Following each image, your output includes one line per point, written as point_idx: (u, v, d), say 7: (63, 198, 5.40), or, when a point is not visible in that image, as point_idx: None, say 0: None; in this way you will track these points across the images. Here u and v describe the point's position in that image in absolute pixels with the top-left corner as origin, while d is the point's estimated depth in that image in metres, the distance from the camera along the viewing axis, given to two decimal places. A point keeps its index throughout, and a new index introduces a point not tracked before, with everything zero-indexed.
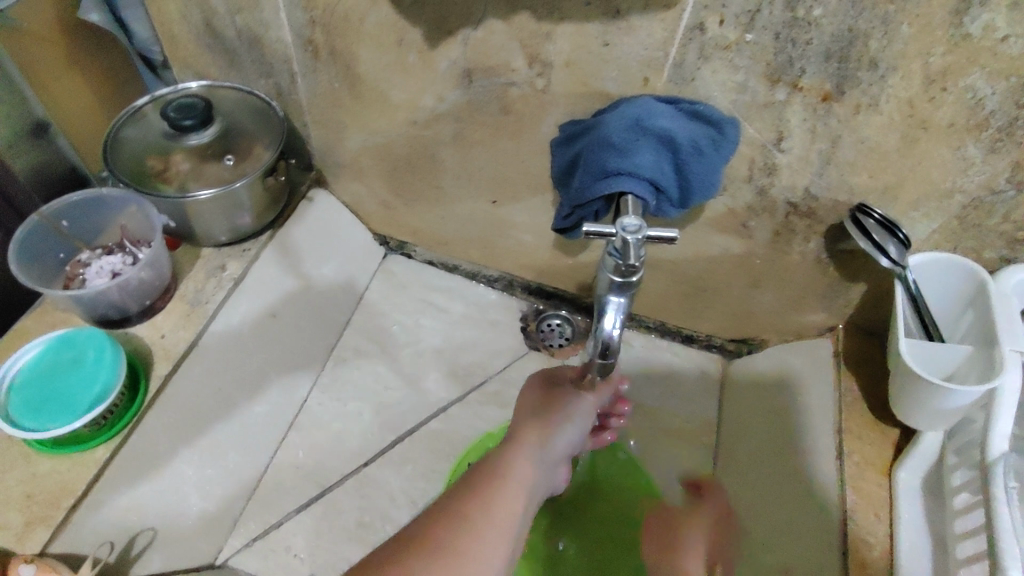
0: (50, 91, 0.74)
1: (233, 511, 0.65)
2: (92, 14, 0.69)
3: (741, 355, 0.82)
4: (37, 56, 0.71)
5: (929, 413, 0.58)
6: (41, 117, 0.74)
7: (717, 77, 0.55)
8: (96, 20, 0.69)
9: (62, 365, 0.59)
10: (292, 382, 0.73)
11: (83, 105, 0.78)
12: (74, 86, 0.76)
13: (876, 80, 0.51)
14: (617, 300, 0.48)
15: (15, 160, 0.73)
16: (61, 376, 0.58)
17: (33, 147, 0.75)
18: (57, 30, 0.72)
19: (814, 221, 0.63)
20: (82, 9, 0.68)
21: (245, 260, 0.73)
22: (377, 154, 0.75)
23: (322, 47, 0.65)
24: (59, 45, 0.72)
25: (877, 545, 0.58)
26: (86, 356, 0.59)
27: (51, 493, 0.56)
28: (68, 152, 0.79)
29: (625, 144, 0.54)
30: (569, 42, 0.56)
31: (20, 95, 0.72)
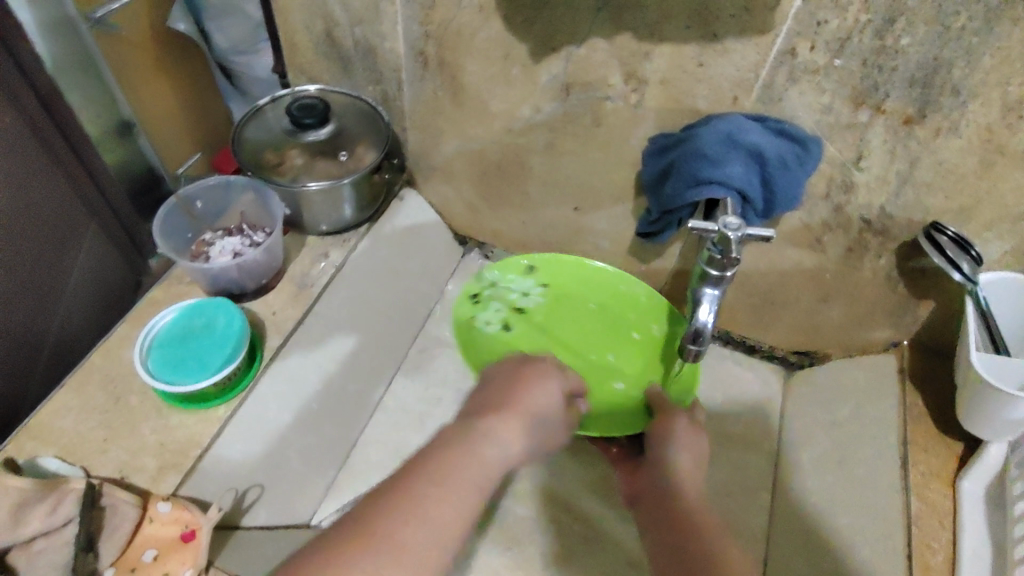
0: (139, 91, 0.86)
1: (326, 479, 0.71)
2: (180, 23, 0.81)
3: (803, 367, 0.84)
4: (128, 59, 0.84)
5: (996, 423, 0.61)
6: (127, 115, 0.85)
7: (804, 99, 0.59)
8: (183, 28, 0.82)
9: (195, 329, 0.66)
10: (380, 364, 0.79)
11: (167, 104, 0.91)
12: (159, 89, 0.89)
13: (957, 106, 0.55)
14: (712, 292, 0.53)
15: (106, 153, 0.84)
16: (195, 339, 0.65)
17: (119, 144, 0.86)
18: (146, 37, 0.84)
19: (887, 239, 0.66)
20: (174, 19, 0.81)
21: (346, 250, 0.80)
22: (469, 159, 0.81)
23: (432, 58, 0.72)
24: (149, 50, 0.85)
25: (941, 551, 0.61)
26: (217, 323, 0.66)
27: (181, 444, 0.63)
28: (148, 151, 0.89)
29: (716, 156, 0.58)
30: (665, 62, 0.62)
31: (111, 97, 0.83)
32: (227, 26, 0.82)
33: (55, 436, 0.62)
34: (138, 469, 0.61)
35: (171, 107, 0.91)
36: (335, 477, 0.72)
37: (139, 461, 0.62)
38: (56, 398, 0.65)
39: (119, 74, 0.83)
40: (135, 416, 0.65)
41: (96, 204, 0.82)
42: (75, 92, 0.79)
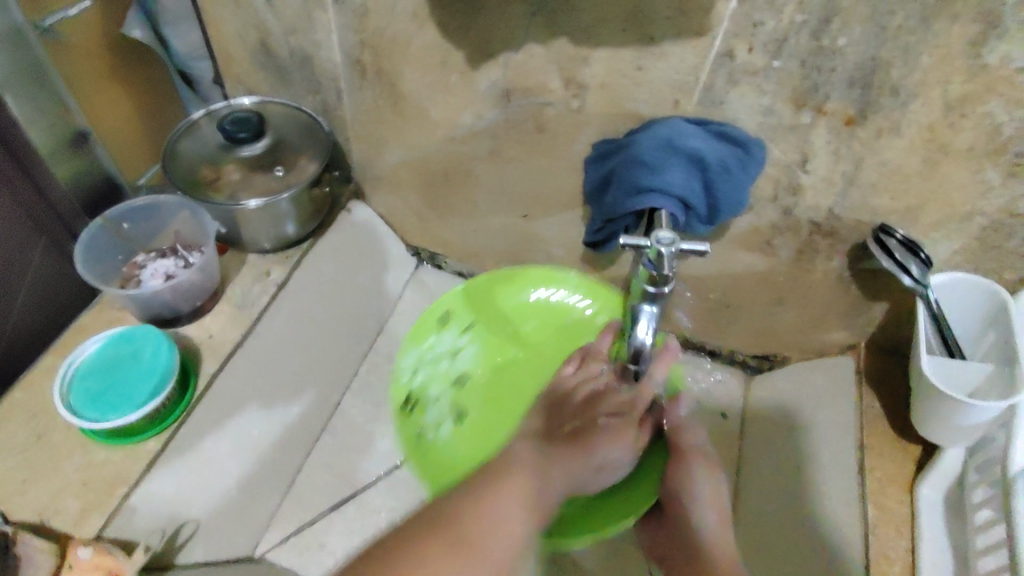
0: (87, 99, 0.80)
1: (268, 506, 0.68)
2: (135, 29, 0.79)
3: (762, 371, 0.83)
4: (79, 67, 0.78)
5: (950, 429, 0.60)
6: (82, 127, 0.80)
7: (745, 101, 0.57)
8: (138, 35, 0.79)
9: (123, 358, 0.63)
10: (327, 384, 0.75)
11: (117, 113, 0.85)
12: (116, 98, 0.84)
13: (898, 106, 0.53)
14: (651, 309, 0.52)
15: (56, 167, 0.78)
16: (121, 368, 0.62)
17: (73, 157, 0.80)
18: (98, 43, 0.79)
19: (836, 241, 0.65)
20: (128, 25, 0.79)
21: (289, 266, 0.78)
22: (414, 169, 0.79)
23: (369, 67, 0.70)
24: (101, 58, 0.80)
25: (898, 560, 0.60)
26: (144, 352, 0.63)
27: (106, 480, 0.61)
28: (104, 160, 0.84)
29: (656, 162, 0.57)
30: (604, 66, 0.60)
31: (62, 105, 0.77)
32: (183, 34, 0.79)
33: None
34: (59, 510, 0.59)
35: (128, 115, 0.86)
36: (280, 504, 0.69)
37: (61, 502, 0.60)
38: None
39: (71, 85, 0.78)
40: (61, 452, 0.62)
41: (42, 217, 0.78)
42: (24, 101, 0.73)
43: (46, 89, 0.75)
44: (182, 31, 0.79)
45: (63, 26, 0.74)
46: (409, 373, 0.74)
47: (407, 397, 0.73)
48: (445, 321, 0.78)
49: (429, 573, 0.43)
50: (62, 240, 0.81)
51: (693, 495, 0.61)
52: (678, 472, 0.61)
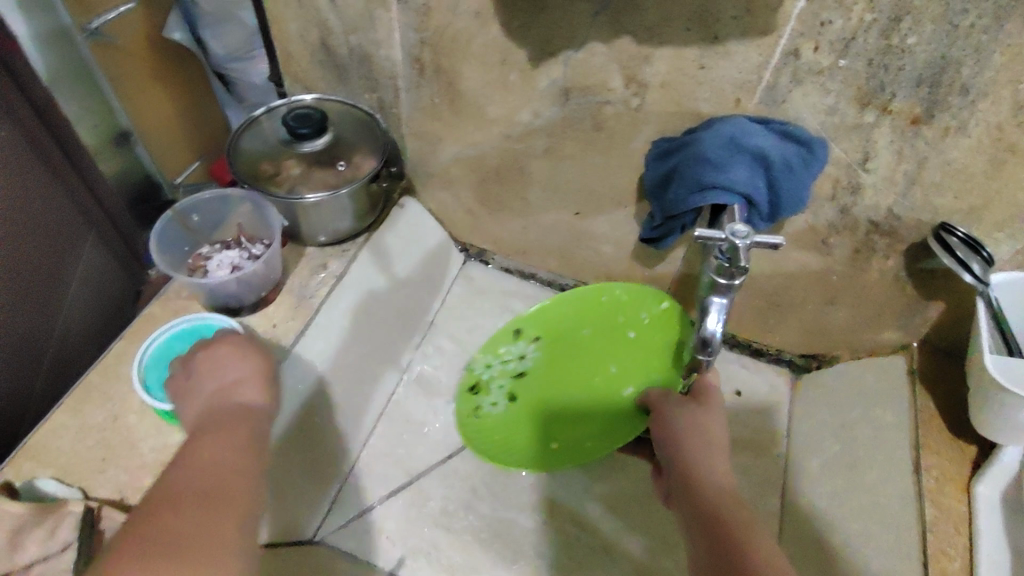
0: (133, 99, 0.86)
1: (330, 492, 0.71)
2: (175, 31, 0.84)
3: (810, 369, 0.83)
4: (129, 68, 0.84)
5: (1011, 427, 0.59)
6: (125, 126, 0.86)
7: (808, 100, 0.58)
8: (179, 37, 0.84)
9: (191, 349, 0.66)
10: (381, 375, 0.79)
11: (161, 111, 0.90)
12: (157, 97, 0.89)
13: (966, 105, 0.53)
14: (721, 301, 0.52)
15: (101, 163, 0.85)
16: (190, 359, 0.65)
17: (115, 154, 0.87)
18: (143, 45, 0.84)
19: (895, 240, 0.65)
20: (170, 27, 0.84)
21: (345, 259, 0.79)
22: (467, 165, 0.80)
23: (428, 66, 0.71)
24: (144, 58, 0.85)
25: (958, 557, 0.60)
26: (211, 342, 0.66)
27: None
28: (145, 158, 0.91)
29: (719, 160, 0.57)
30: (666, 65, 0.61)
31: (108, 106, 0.83)
32: (224, 35, 0.84)
33: (54, 456, 0.62)
34: (135, 488, 0.61)
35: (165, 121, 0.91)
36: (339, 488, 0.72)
37: (136, 480, 0.62)
38: (55, 417, 0.65)
39: (119, 85, 0.83)
40: (135, 434, 0.64)
41: (93, 212, 0.82)
42: (71, 100, 0.79)
43: (92, 91, 0.81)
44: (217, 32, 0.84)
45: (113, 27, 0.79)
46: (479, 366, 0.77)
47: (475, 382, 0.77)
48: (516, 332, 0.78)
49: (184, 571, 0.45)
50: (109, 234, 0.85)
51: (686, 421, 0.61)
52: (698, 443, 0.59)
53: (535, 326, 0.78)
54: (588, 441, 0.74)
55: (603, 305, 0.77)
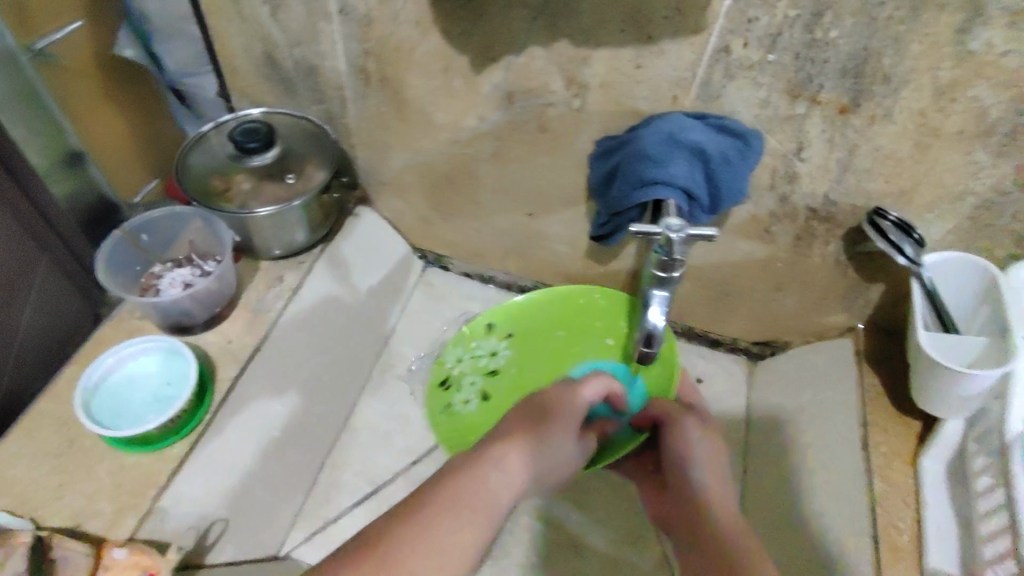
0: (83, 121, 0.87)
1: (293, 506, 0.71)
2: (126, 49, 0.81)
3: (764, 357, 0.87)
4: (76, 88, 0.85)
5: (950, 401, 0.62)
6: (75, 145, 0.83)
7: (742, 94, 0.60)
8: (129, 54, 0.81)
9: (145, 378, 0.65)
10: (343, 386, 0.79)
11: (112, 131, 0.91)
12: (107, 117, 0.90)
13: (889, 94, 0.56)
14: (662, 293, 0.54)
15: (54, 186, 0.81)
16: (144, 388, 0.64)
17: (68, 175, 0.83)
18: (92, 66, 0.85)
19: (833, 226, 0.68)
20: (120, 45, 0.81)
21: (301, 271, 0.79)
22: (419, 172, 0.81)
23: (373, 75, 0.72)
24: (93, 79, 0.86)
25: (907, 529, 0.62)
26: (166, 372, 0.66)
27: (137, 483, 0.62)
28: (99, 179, 0.87)
29: (659, 156, 0.59)
30: (604, 66, 0.62)
31: (57, 126, 0.81)
32: (173, 51, 0.79)
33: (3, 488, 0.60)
34: (93, 514, 0.60)
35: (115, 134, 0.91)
36: (302, 502, 0.73)
37: (93, 506, 0.60)
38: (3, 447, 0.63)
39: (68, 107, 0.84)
40: (88, 459, 0.63)
41: (43, 236, 0.80)
42: (17, 123, 0.76)
43: (37, 108, 0.78)
44: (171, 46, 0.79)
45: (59, 48, 0.80)
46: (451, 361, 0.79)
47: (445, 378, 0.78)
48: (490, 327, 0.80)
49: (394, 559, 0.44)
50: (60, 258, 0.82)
51: (689, 448, 0.60)
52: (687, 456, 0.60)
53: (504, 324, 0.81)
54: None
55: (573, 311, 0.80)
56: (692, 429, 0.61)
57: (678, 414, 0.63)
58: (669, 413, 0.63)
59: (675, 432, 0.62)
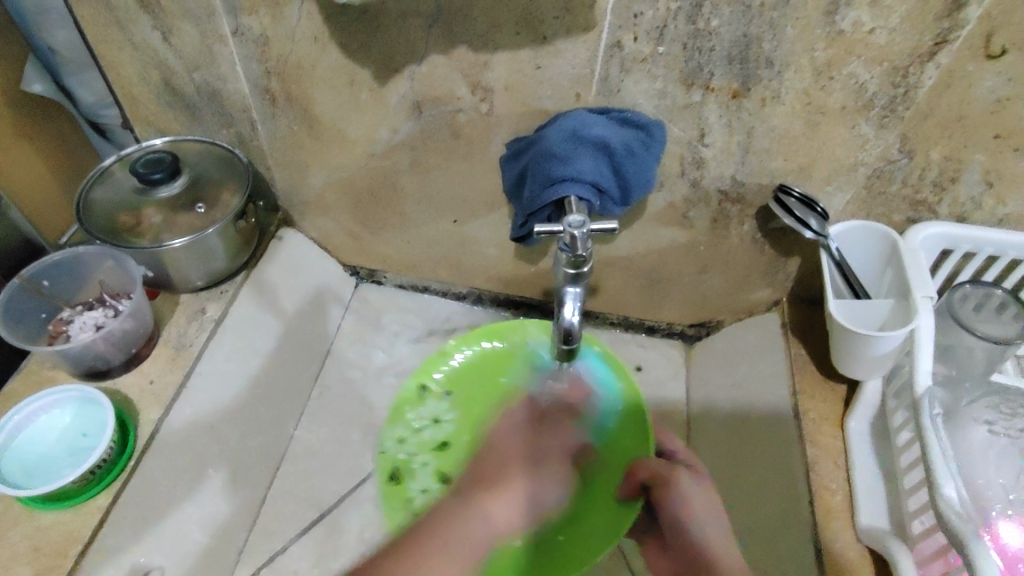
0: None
1: (237, 543, 0.69)
2: (35, 83, 0.76)
3: (700, 338, 0.89)
4: None
5: (865, 363, 0.64)
6: None
7: (640, 87, 0.61)
8: (40, 88, 0.76)
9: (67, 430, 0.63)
10: (281, 414, 0.77)
11: (34, 172, 0.81)
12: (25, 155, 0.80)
13: (775, 76, 0.58)
14: (574, 290, 0.54)
15: None
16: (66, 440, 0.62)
17: None
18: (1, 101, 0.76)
19: (744, 206, 0.70)
20: (28, 79, 0.76)
21: (224, 301, 0.76)
22: (339, 189, 0.80)
23: (278, 95, 0.70)
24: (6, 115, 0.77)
25: (839, 491, 0.65)
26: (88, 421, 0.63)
27: (58, 543, 0.59)
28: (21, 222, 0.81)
29: (565, 153, 0.59)
30: (505, 69, 0.63)
31: None
32: (87, 84, 0.78)
33: None
34: None
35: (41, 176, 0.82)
36: (246, 539, 0.70)
37: (13, 571, 0.57)
38: None
39: None
40: (5, 524, 0.60)
41: None
42: None
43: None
44: (87, 78, 0.77)
45: None
46: (394, 447, 0.70)
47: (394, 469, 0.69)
48: (424, 391, 0.74)
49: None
50: None
51: (687, 505, 0.57)
52: (670, 488, 0.59)
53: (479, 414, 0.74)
54: (561, 530, 0.65)
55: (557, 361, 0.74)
56: (689, 483, 0.58)
57: (669, 469, 0.59)
58: (662, 471, 0.60)
59: (670, 491, 0.58)
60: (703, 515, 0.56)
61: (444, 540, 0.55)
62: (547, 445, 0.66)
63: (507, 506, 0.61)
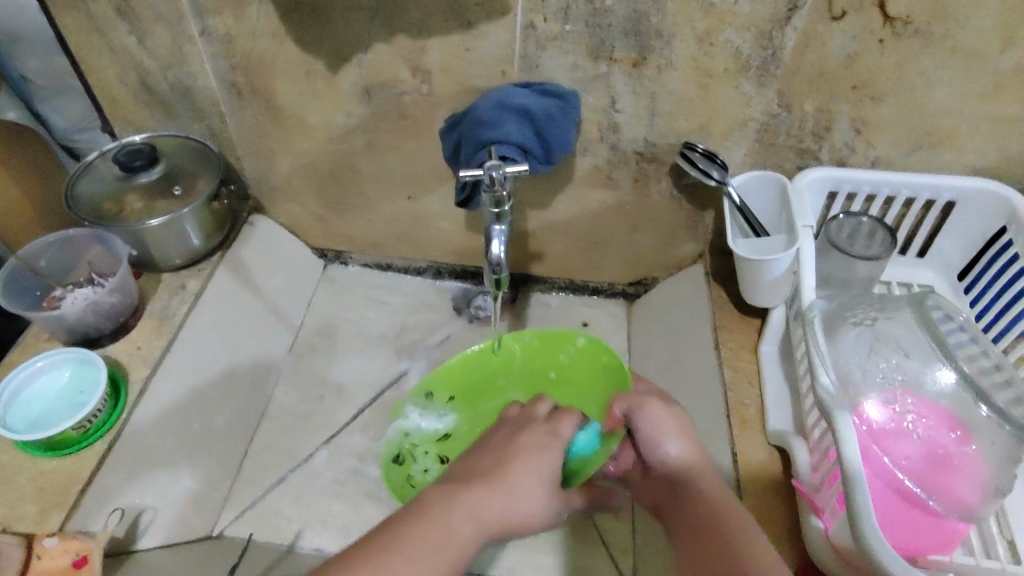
0: None
1: (223, 491, 0.77)
2: (9, 111, 0.82)
3: (639, 295, 0.99)
4: None
5: (763, 288, 0.75)
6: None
7: (555, 61, 0.71)
8: (14, 116, 0.82)
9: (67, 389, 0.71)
10: (259, 378, 0.86)
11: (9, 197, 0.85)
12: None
13: (666, 45, 0.68)
14: (499, 227, 0.67)
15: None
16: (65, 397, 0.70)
17: None
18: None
19: (659, 164, 0.80)
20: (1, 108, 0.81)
21: (203, 277, 0.84)
22: (303, 173, 0.89)
23: (244, 88, 0.79)
24: None
25: (753, 405, 0.74)
26: (83, 380, 0.71)
27: (60, 483, 0.66)
28: None
29: (492, 119, 0.68)
30: (439, 52, 0.72)
31: None
32: (63, 108, 0.87)
33: None
34: (18, 517, 0.64)
35: (18, 201, 0.86)
36: (231, 488, 0.78)
37: (19, 509, 0.64)
38: None
39: None
40: (10, 470, 0.67)
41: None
42: None
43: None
44: (57, 105, 0.86)
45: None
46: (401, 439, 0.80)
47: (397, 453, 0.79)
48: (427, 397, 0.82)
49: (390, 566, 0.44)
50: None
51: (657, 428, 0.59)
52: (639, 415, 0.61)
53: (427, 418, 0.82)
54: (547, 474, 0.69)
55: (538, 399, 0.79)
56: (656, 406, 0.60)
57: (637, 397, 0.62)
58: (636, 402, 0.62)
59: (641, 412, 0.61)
60: (672, 433, 0.59)
61: (431, 528, 0.46)
62: (524, 445, 0.55)
63: (515, 500, 0.51)
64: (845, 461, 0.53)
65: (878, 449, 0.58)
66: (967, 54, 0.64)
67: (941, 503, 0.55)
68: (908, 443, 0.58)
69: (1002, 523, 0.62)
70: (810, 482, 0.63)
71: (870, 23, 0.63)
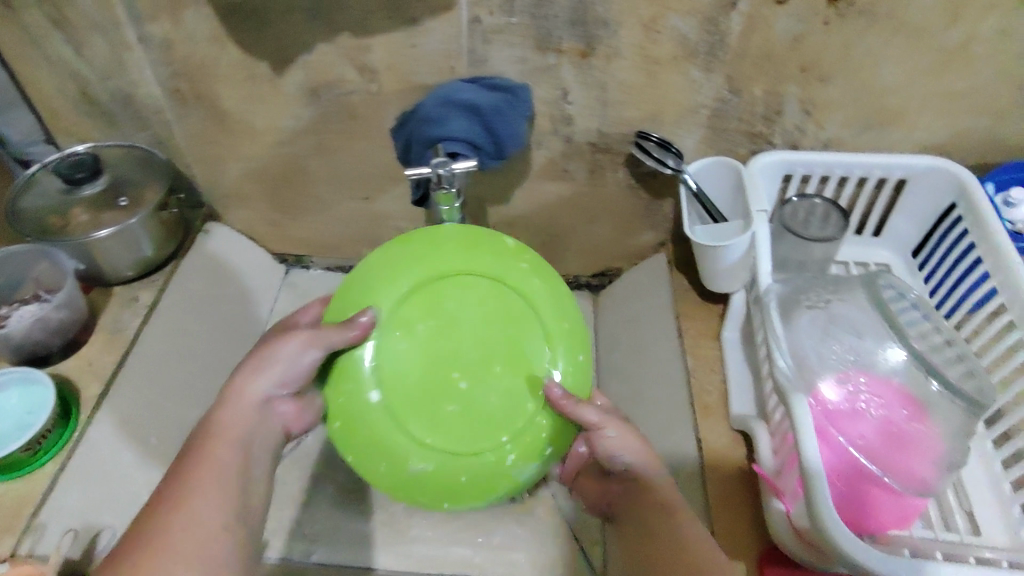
0: None
1: None
2: None
3: (604, 286, 0.98)
4: None
5: (722, 275, 0.75)
6: None
7: (502, 55, 0.70)
8: None
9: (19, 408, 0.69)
10: (219, 388, 0.84)
11: None
12: None
13: (612, 34, 0.68)
14: (453, 225, 0.69)
15: None
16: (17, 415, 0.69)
17: None
18: None
19: (613, 154, 0.80)
20: None
21: (155, 288, 0.83)
22: (256, 179, 0.87)
23: (187, 94, 0.77)
24: None
25: (714, 391, 0.74)
26: (34, 400, 0.69)
27: (15, 505, 0.66)
28: None
29: (439, 117, 0.68)
30: (384, 50, 0.71)
31: None
32: (14, 121, 0.82)
33: None
34: None
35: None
36: None
37: None
38: None
39: None
40: None
41: None
42: None
43: None
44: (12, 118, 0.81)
45: None
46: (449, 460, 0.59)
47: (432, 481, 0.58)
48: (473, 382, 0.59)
49: (172, 527, 0.48)
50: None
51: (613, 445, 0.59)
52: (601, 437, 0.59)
53: (360, 418, 0.57)
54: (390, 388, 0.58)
55: (498, 361, 0.60)
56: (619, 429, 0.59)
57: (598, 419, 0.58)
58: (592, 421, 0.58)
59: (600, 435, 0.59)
60: (628, 450, 0.59)
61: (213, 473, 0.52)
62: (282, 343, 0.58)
63: (280, 370, 0.57)
64: (800, 442, 0.53)
65: (834, 430, 0.58)
66: (910, 32, 0.64)
67: (898, 481, 0.56)
68: (864, 423, 0.58)
69: (959, 494, 0.63)
70: (772, 467, 0.63)
71: (814, 5, 0.63)
